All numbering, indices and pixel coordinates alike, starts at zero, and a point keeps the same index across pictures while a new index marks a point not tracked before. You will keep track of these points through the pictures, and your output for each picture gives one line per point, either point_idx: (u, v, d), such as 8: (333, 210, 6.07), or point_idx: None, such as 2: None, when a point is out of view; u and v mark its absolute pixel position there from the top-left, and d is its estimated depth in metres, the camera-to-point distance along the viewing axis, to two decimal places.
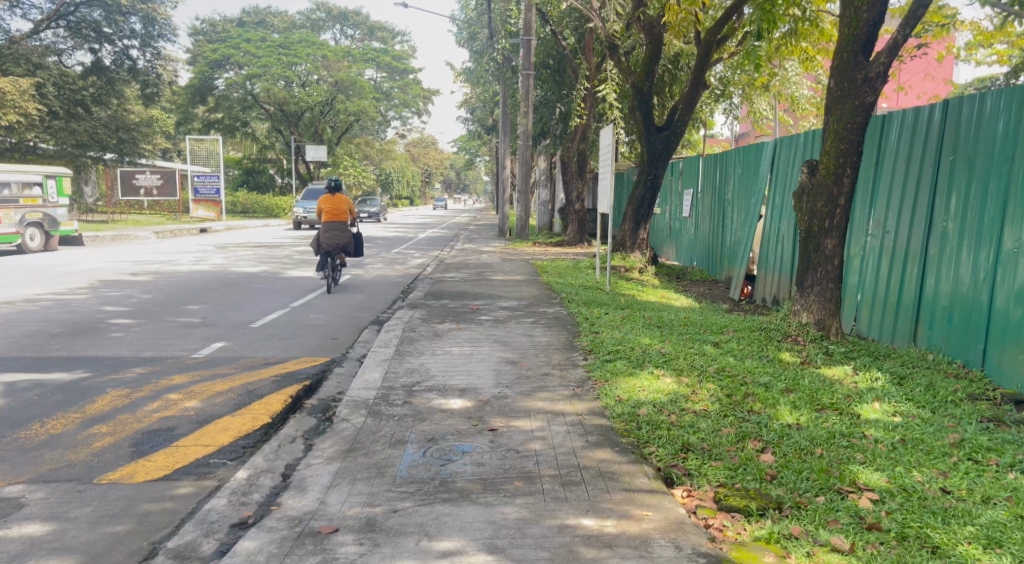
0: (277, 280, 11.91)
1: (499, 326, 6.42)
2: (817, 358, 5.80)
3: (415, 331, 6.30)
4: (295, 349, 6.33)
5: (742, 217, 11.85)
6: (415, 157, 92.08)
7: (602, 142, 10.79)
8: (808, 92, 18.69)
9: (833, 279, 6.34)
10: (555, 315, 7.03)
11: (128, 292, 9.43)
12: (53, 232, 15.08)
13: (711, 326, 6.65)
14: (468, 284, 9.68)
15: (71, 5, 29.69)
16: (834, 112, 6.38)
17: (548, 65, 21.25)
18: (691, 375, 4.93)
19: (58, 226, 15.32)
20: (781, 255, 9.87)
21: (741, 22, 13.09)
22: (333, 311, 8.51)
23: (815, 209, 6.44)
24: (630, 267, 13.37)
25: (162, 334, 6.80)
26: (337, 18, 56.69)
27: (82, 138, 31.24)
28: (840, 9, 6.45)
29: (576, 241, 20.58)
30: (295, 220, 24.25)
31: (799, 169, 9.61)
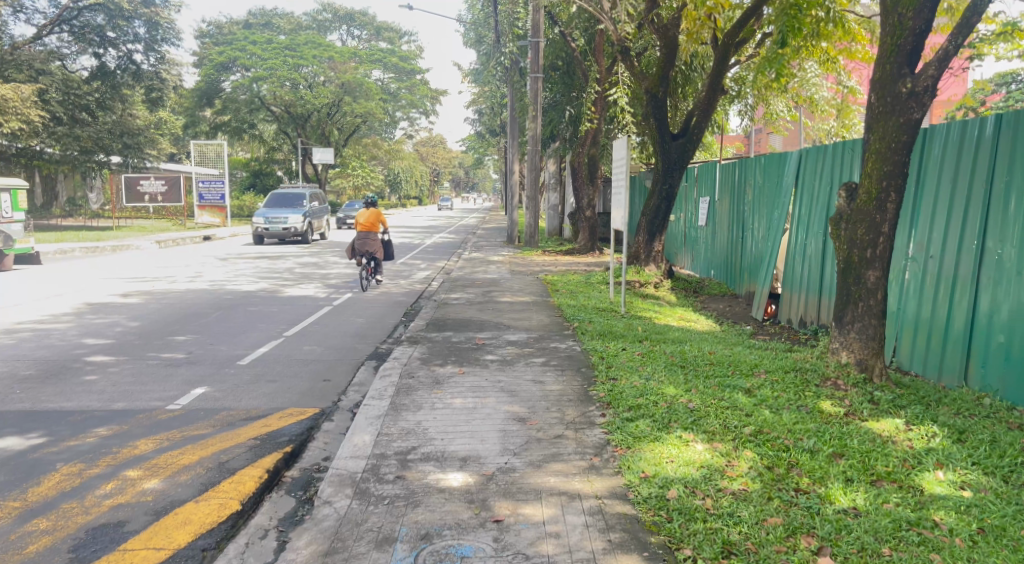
0: (274, 299, 11.35)
1: (506, 370, 5.84)
2: (863, 408, 5.12)
3: (413, 377, 5.72)
4: (281, 396, 5.75)
5: (765, 230, 11.18)
6: (424, 157, 91.46)
7: (615, 154, 10.15)
8: (828, 93, 17.91)
9: (876, 315, 5.67)
10: (568, 354, 6.42)
11: (112, 320, 8.85)
12: (7, 250, 13.95)
13: (740, 367, 6.02)
14: (474, 310, 9.07)
15: (75, 10, 29.24)
16: (875, 130, 5.72)
17: (557, 67, 20.63)
18: (725, 441, 4.31)
19: (11, 243, 14.16)
20: (809, 275, 9.20)
21: (761, 24, 12.48)
22: (328, 343, 7.92)
23: (855, 237, 5.76)
24: (645, 282, 12.71)
25: (138, 377, 6.23)
26: (343, 18, 56.24)
27: (86, 144, 30.79)
28: (881, 16, 5.79)
29: (587, 249, 19.84)
30: (256, 233, 21.61)
31: (829, 182, 8.93)
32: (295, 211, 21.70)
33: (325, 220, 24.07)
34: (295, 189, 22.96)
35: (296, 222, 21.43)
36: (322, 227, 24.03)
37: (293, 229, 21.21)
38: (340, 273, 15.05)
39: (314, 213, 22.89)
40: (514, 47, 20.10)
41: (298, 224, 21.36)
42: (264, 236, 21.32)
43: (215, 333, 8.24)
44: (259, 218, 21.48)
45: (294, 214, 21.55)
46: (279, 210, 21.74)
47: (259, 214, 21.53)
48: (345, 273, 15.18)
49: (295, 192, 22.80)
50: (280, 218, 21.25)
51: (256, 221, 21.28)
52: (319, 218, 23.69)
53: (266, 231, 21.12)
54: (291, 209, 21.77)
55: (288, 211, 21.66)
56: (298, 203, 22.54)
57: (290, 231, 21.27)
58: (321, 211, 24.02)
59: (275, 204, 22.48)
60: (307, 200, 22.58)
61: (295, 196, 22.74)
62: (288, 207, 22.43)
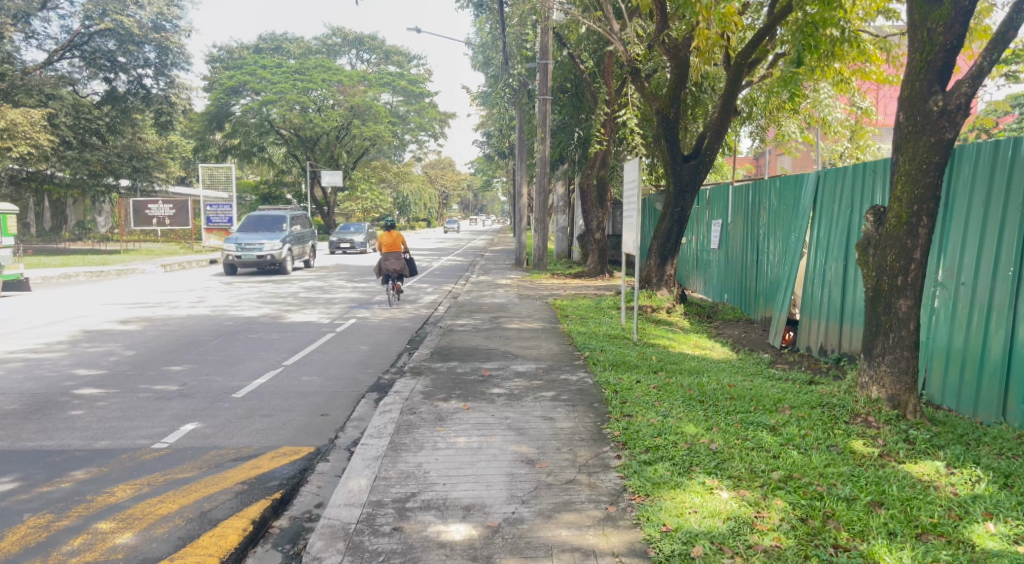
0: (276, 326, 11.05)
1: (514, 406, 5.50)
2: (899, 449, 4.73)
3: (414, 413, 5.38)
4: (276, 433, 5.43)
5: (781, 253, 10.83)
6: (432, 180, 91.47)
7: (626, 176, 9.85)
8: (842, 115, 17.59)
9: (909, 347, 5.30)
10: (579, 387, 6.06)
11: (107, 349, 8.56)
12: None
13: (762, 402, 5.66)
14: (481, 337, 8.73)
15: (86, 35, 29.39)
16: (903, 150, 5.41)
17: (565, 89, 20.45)
18: (753, 489, 3.95)
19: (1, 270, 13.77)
20: (829, 301, 8.83)
21: (774, 44, 12.29)
22: (329, 373, 7.59)
23: (884, 264, 5.42)
24: (657, 307, 12.35)
25: (127, 412, 5.92)
26: (352, 43, 56.61)
27: (96, 167, 30.83)
28: (909, 32, 5.51)
29: (597, 273, 19.42)
30: (227, 261, 19.16)
31: (848, 204, 8.61)
32: (272, 237, 19.32)
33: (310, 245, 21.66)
34: (275, 211, 20.55)
35: (272, 249, 19.04)
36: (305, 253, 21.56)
37: (269, 257, 18.85)
38: (345, 297, 14.76)
39: (295, 238, 20.46)
40: (522, 69, 19.92)
41: (274, 252, 18.99)
42: (236, 265, 18.97)
43: (211, 362, 7.93)
44: (230, 244, 19.06)
45: (271, 240, 19.18)
46: (254, 235, 19.37)
47: (230, 239, 19.12)
48: (350, 297, 14.88)
49: (274, 215, 20.38)
50: (254, 244, 18.89)
51: (226, 247, 18.93)
52: (303, 244, 21.25)
53: (237, 259, 18.76)
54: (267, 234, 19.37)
55: (263, 237, 19.28)
56: (277, 227, 20.14)
57: (264, 259, 18.90)
58: (305, 235, 21.63)
59: (250, 228, 20.07)
60: (287, 223, 20.16)
61: (274, 219, 20.31)
62: (264, 231, 20.02)
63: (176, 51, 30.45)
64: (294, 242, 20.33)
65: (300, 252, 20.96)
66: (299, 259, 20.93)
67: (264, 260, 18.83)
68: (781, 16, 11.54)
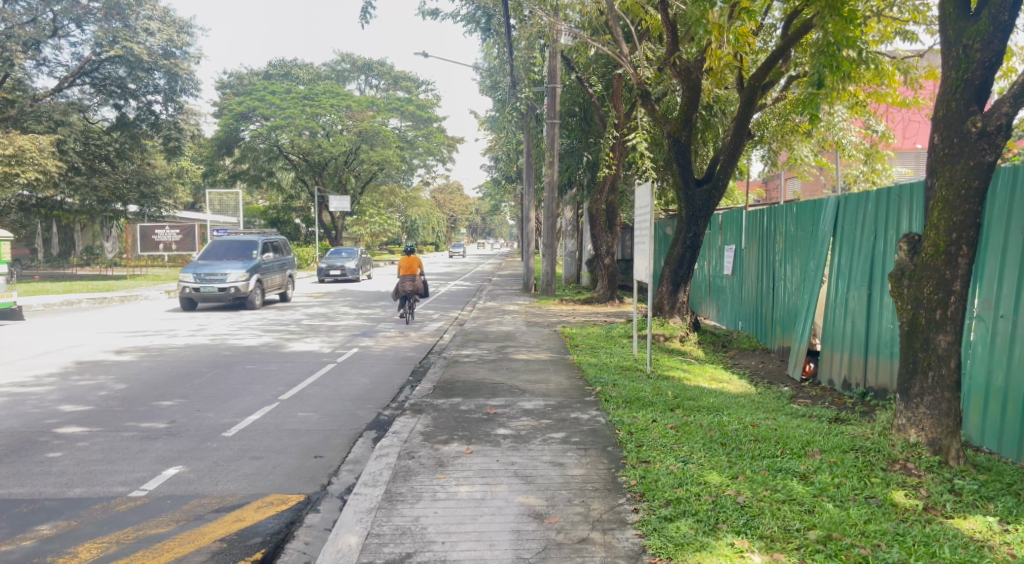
0: (275, 356, 10.68)
1: (520, 449, 5.10)
2: (945, 501, 4.29)
3: (413, 457, 4.99)
4: (264, 478, 5.04)
5: (800, 281, 10.43)
6: (440, 205, 91.38)
7: (638, 201, 9.52)
8: (856, 138, 17.25)
9: (951, 387, 4.88)
10: (591, 427, 5.65)
11: (98, 382, 8.21)
12: None
13: (789, 444, 5.24)
14: (486, 370, 8.32)
15: (96, 63, 29.40)
16: (939, 175, 5.03)
17: (574, 113, 20.20)
18: (788, 552, 3.52)
19: None
20: (853, 332, 8.42)
21: (788, 66, 12.00)
22: (325, 409, 7.20)
23: (921, 296, 5.03)
24: (670, 335, 11.91)
25: (109, 454, 5.55)
26: (361, 69, 56.93)
27: (104, 194, 30.78)
28: (944, 50, 5.15)
29: (606, 298, 18.98)
30: (183, 294, 16.22)
31: (872, 232, 8.23)
32: (237, 266, 16.45)
33: (286, 275, 18.75)
34: (245, 237, 17.71)
35: (237, 279, 16.19)
36: (280, 284, 18.56)
37: (233, 290, 16.02)
38: (348, 325, 14.37)
39: (267, 268, 17.58)
40: (530, 92, 19.68)
41: (239, 283, 16.15)
42: (194, 298, 16.03)
43: (204, 397, 7.55)
44: (187, 275, 16.12)
45: (236, 269, 16.33)
46: (216, 264, 16.47)
47: (188, 269, 16.27)
48: (353, 325, 14.49)
49: (243, 240, 17.52)
50: (215, 274, 16.05)
51: (184, 278, 16.10)
52: (278, 274, 18.37)
53: (195, 291, 15.93)
54: (232, 263, 16.50)
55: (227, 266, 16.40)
56: (246, 253, 17.28)
57: (228, 292, 16.07)
58: (281, 264, 18.77)
59: (214, 255, 17.20)
60: (257, 249, 17.29)
61: (243, 245, 17.46)
62: (231, 258, 17.16)
63: (185, 78, 30.48)
64: (265, 271, 17.43)
65: (274, 284, 18.05)
66: (273, 291, 18.07)
67: (228, 293, 16.00)
68: (796, 38, 11.30)
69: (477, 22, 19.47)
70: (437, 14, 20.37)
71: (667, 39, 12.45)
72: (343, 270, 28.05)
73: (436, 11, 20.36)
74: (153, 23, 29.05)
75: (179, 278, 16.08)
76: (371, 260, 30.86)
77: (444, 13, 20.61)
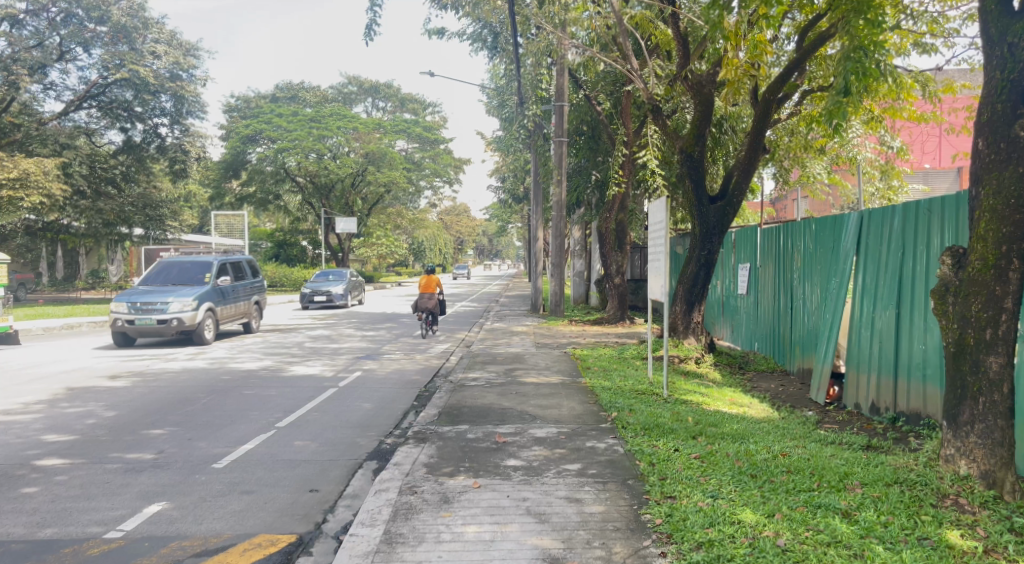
0: (275, 380, 10.28)
1: (533, 484, 4.66)
2: (1006, 541, 3.83)
3: (416, 492, 4.57)
4: (254, 515, 4.64)
5: (821, 300, 9.99)
6: (447, 226, 91.47)
7: (652, 218, 9.14)
8: (871, 154, 16.90)
9: (1003, 412, 4.46)
10: (608, 458, 5.22)
11: (87, 409, 7.82)
12: None
13: (826, 477, 4.80)
14: (494, 394, 7.89)
15: (103, 86, 29.46)
16: (987, 182, 4.62)
17: (582, 131, 19.87)
18: None
19: None
20: (882, 355, 7.98)
21: (804, 80, 11.66)
22: (324, 438, 6.78)
23: (968, 314, 4.60)
24: (685, 357, 11.45)
25: (89, 488, 5.16)
26: (368, 91, 57.20)
27: (110, 217, 30.49)
28: (989, 49, 4.77)
29: (616, 318, 18.53)
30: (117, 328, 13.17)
31: (898, 250, 7.82)
32: (184, 292, 13.41)
33: (250, 302, 15.76)
34: (198, 256, 14.71)
35: (182, 309, 13.12)
36: (242, 313, 15.53)
37: (175, 322, 12.95)
38: (351, 347, 13.97)
39: (225, 293, 14.55)
40: (538, 110, 19.35)
41: (183, 313, 13.08)
42: (128, 332, 12.97)
43: (196, 425, 7.15)
44: (121, 304, 13.05)
45: (181, 296, 13.28)
46: (158, 290, 13.42)
47: (122, 297, 13.21)
48: (356, 347, 14.09)
49: (196, 261, 14.45)
50: (154, 302, 12.98)
51: (116, 307, 13.03)
52: (240, 301, 15.34)
53: (129, 325, 12.87)
54: (178, 289, 13.47)
55: (172, 292, 13.38)
56: (199, 276, 14.28)
57: (169, 325, 12.99)
58: (246, 288, 15.76)
59: (161, 279, 14.17)
60: (213, 272, 14.28)
61: (196, 267, 14.45)
62: (180, 283, 14.14)
63: (192, 100, 30.39)
64: (222, 298, 14.40)
65: (234, 314, 14.98)
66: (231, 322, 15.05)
67: (169, 326, 12.93)
68: (814, 50, 10.98)
69: (483, 40, 19.33)
70: (443, 32, 20.19)
71: (678, 53, 12.14)
72: (328, 296, 25.03)
73: (442, 31, 20.19)
74: (160, 46, 28.99)
75: (111, 308, 13.01)
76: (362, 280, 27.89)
77: (450, 31, 20.46)
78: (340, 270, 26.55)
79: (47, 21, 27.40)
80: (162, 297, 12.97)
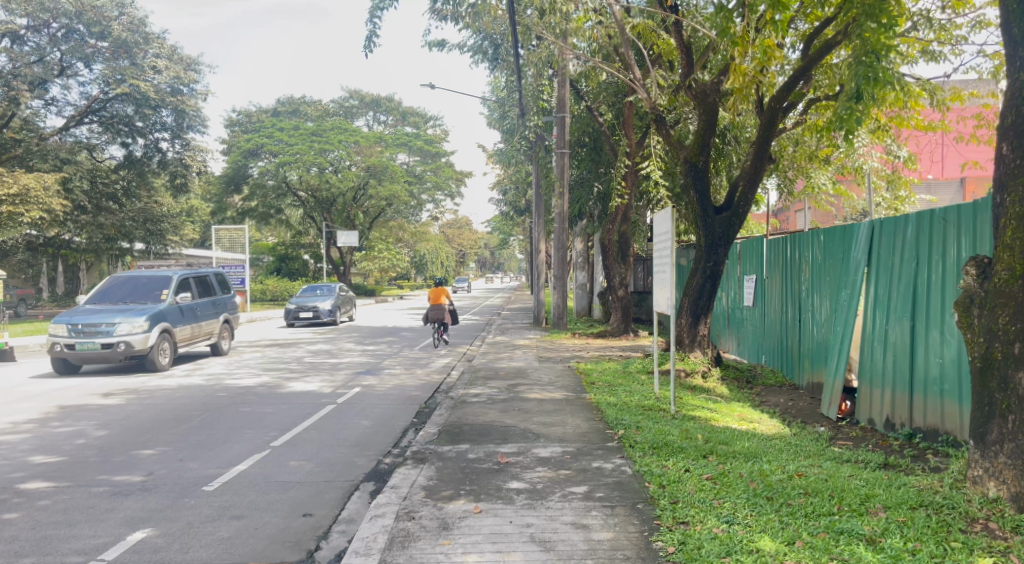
0: (272, 397, 10.03)
1: (537, 509, 4.42)
2: None
3: (414, 519, 4.33)
4: (244, 543, 4.39)
5: (830, 312, 9.76)
6: (449, 239, 91.42)
7: (658, 229, 8.91)
8: (876, 163, 16.71)
9: None
10: (616, 480, 4.98)
11: (76, 429, 7.58)
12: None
13: (846, 499, 4.55)
14: (496, 411, 7.64)
15: (104, 101, 29.25)
16: (1013, 189, 4.41)
17: (583, 143, 19.71)
18: None
19: None
20: (897, 368, 7.75)
21: (809, 88, 11.47)
22: (319, 458, 6.52)
23: (995, 328, 4.38)
24: (691, 371, 11.20)
25: (73, 514, 4.92)
26: (369, 105, 57.28)
27: (110, 232, 30.28)
28: (1012, 49, 4.56)
29: (620, 331, 18.27)
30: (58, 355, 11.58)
31: (912, 260, 7.61)
32: (133, 312, 11.80)
33: (217, 320, 14.14)
34: (156, 271, 13.18)
35: (130, 331, 11.51)
36: (207, 333, 13.89)
37: (122, 346, 11.37)
38: (351, 362, 13.73)
39: (186, 312, 12.97)
40: (539, 121, 19.16)
41: (132, 335, 11.49)
42: (70, 359, 11.38)
43: (189, 445, 6.91)
44: (61, 326, 11.47)
45: (130, 316, 11.68)
46: (105, 310, 11.83)
47: (63, 318, 11.66)
48: (356, 362, 13.84)
49: (153, 275, 12.90)
50: (99, 324, 11.41)
51: (56, 330, 11.47)
52: (205, 320, 13.74)
53: (69, 350, 11.29)
54: (127, 308, 11.87)
55: (120, 312, 11.79)
56: (155, 293, 12.71)
57: (116, 349, 11.41)
58: (213, 305, 14.20)
59: (113, 297, 12.61)
60: (171, 287, 12.70)
61: (152, 283, 12.87)
62: (134, 300, 12.56)
63: (192, 115, 30.27)
64: (182, 317, 12.82)
65: (196, 334, 13.33)
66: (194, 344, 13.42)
67: (116, 351, 11.35)
68: (821, 57, 10.79)
69: (484, 52, 19.20)
70: (443, 44, 20.08)
71: (682, 61, 11.96)
72: (315, 312, 22.86)
73: (442, 43, 20.07)
74: (161, 60, 28.89)
75: (51, 332, 11.44)
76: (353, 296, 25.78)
77: (451, 43, 20.34)
78: (330, 284, 24.45)
79: (47, 36, 27.32)
80: (107, 316, 11.38)
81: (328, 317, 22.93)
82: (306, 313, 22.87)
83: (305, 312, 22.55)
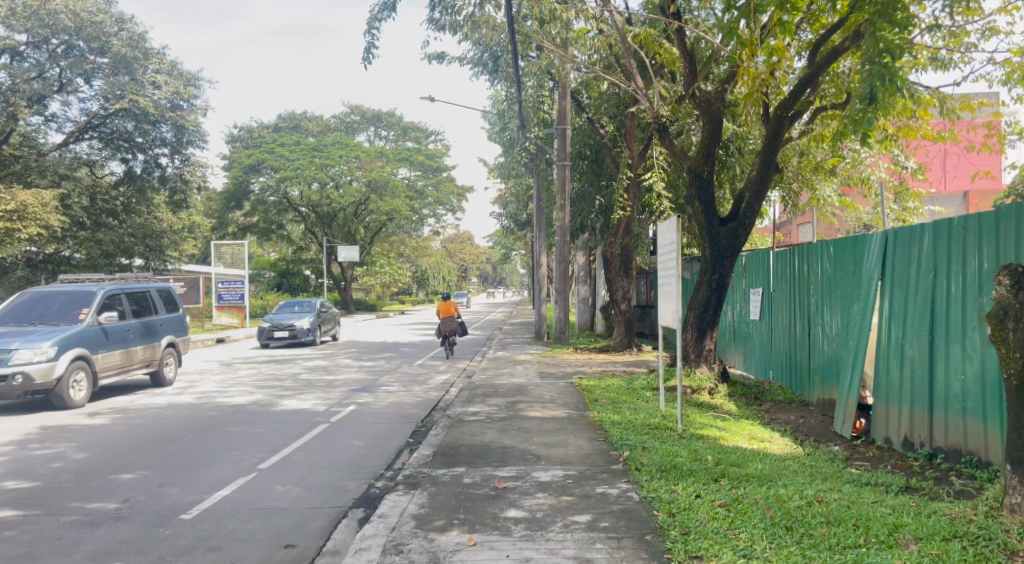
0: (264, 415, 9.70)
1: (536, 541, 4.07)
2: None
3: (402, 552, 3.99)
4: None
5: (842, 327, 9.42)
6: (451, 254, 91.26)
7: (663, 240, 8.56)
8: (884, 174, 16.39)
9: None
10: (622, 507, 4.63)
11: (56, 451, 7.24)
12: None
13: (873, 530, 4.20)
14: (495, 430, 7.29)
15: (103, 118, 28.83)
16: None
17: (585, 155, 19.46)
18: None
19: None
20: (915, 385, 7.39)
21: (817, 96, 11.18)
22: (308, 482, 6.17)
23: None
24: (698, 387, 10.83)
25: (38, 546, 4.58)
26: (370, 120, 57.26)
27: (109, 247, 30.25)
28: None
29: (623, 346, 17.92)
30: None
31: (930, 272, 7.27)
32: (37, 335, 9.50)
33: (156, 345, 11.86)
34: (78, 286, 10.93)
35: (31, 359, 9.20)
36: (144, 360, 11.60)
37: (19, 378, 9.04)
38: (348, 379, 13.38)
39: (113, 335, 10.73)
40: (540, 132, 18.87)
41: (33, 365, 9.19)
42: None
43: (172, 468, 6.57)
44: None
45: (31, 341, 9.37)
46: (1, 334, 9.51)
47: None
48: (353, 379, 13.49)
49: (71, 291, 10.65)
50: None
51: None
52: (140, 344, 11.47)
53: None
54: (29, 332, 9.57)
55: (20, 336, 9.48)
56: (72, 313, 10.44)
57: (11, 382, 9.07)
58: (153, 327, 11.93)
59: (20, 318, 10.32)
60: (93, 306, 10.48)
61: (70, 301, 10.62)
62: (46, 322, 10.28)
63: (192, 130, 30.09)
64: (106, 341, 10.57)
65: (126, 361, 11.04)
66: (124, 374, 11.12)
67: (11, 384, 9.02)
68: (829, 64, 10.50)
69: (484, 64, 18.97)
70: (443, 57, 19.87)
71: (686, 70, 11.67)
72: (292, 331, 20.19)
73: (442, 55, 19.87)
74: (160, 76, 28.77)
75: None
76: (337, 312, 23.16)
77: (451, 56, 20.13)
78: (309, 299, 21.82)
79: (47, 53, 27.10)
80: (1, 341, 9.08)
81: (305, 336, 20.31)
82: (281, 332, 20.20)
83: (280, 331, 19.92)
